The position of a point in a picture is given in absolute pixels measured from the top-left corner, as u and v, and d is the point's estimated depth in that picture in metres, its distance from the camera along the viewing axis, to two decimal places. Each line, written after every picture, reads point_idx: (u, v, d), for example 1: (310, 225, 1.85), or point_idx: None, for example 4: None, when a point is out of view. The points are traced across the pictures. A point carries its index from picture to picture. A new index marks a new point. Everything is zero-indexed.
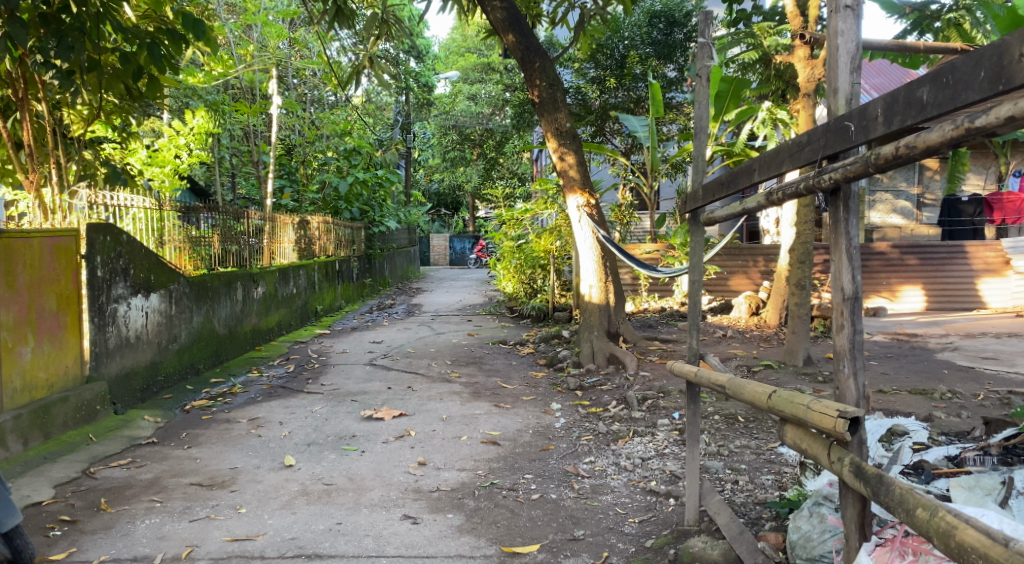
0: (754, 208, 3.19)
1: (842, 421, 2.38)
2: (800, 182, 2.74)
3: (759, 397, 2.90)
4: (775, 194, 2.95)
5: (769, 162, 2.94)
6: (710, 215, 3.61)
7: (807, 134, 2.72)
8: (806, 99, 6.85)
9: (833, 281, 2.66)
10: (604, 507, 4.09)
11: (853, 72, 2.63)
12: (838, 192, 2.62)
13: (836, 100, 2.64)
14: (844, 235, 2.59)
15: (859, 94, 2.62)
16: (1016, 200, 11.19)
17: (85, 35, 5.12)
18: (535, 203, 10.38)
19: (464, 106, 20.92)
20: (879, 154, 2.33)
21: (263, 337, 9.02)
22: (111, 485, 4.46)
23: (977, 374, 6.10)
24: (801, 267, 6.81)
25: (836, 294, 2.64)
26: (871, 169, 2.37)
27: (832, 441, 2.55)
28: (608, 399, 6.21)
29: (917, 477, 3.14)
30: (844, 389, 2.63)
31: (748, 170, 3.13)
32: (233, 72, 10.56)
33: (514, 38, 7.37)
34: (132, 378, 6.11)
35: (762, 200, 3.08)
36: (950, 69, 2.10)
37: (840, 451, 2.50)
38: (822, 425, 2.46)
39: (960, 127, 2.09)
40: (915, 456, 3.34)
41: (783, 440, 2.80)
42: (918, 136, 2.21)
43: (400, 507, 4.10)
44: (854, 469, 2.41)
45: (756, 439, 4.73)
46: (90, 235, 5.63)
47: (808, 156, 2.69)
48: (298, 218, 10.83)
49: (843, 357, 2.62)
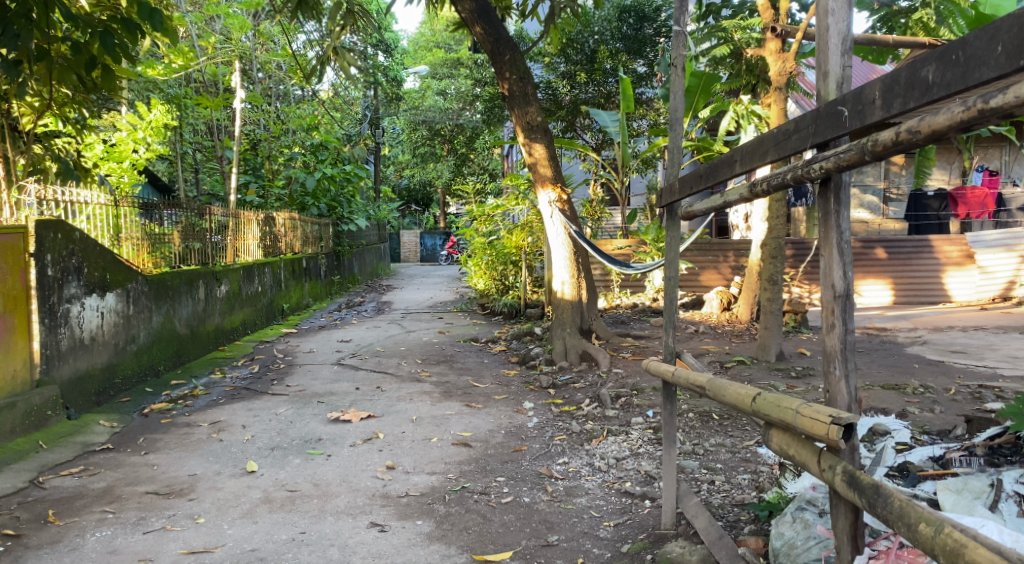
0: (734, 201, 3.09)
1: (836, 428, 2.28)
2: (787, 172, 2.64)
3: (742, 400, 2.79)
4: (759, 185, 2.84)
5: (752, 153, 2.83)
6: (688, 209, 3.50)
7: (793, 121, 2.62)
8: (777, 93, 6.77)
9: (822, 278, 2.56)
10: (578, 510, 3.97)
11: (844, 55, 2.52)
12: (828, 183, 2.53)
13: (827, 84, 2.54)
14: (836, 228, 2.50)
15: (850, 77, 2.52)
16: (979, 195, 11.22)
17: (32, 23, 4.89)
18: (506, 199, 10.24)
19: (434, 102, 20.75)
20: (878, 140, 2.22)
21: (227, 337, 8.77)
22: (60, 496, 4.25)
23: (948, 368, 6.08)
24: (774, 262, 6.74)
25: (826, 291, 2.54)
26: (868, 156, 2.26)
27: (821, 448, 2.45)
28: (581, 398, 6.10)
29: (901, 481, 3.09)
30: (835, 393, 2.54)
31: (730, 161, 3.01)
32: (194, 64, 10.26)
33: (482, 30, 7.19)
34: (87, 382, 5.87)
35: (744, 191, 2.97)
36: (959, 47, 2.01)
37: (832, 459, 2.40)
38: (814, 431, 2.36)
39: (972, 109, 1.99)
40: (899, 457, 3.29)
41: (769, 445, 2.71)
42: (921, 120, 2.11)
43: (368, 514, 3.94)
44: (847, 478, 2.31)
45: (731, 438, 4.64)
46: (38, 232, 5.39)
47: (795, 144, 2.58)
48: (263, 214, 10.55)
49: (834, 359, 2.53)
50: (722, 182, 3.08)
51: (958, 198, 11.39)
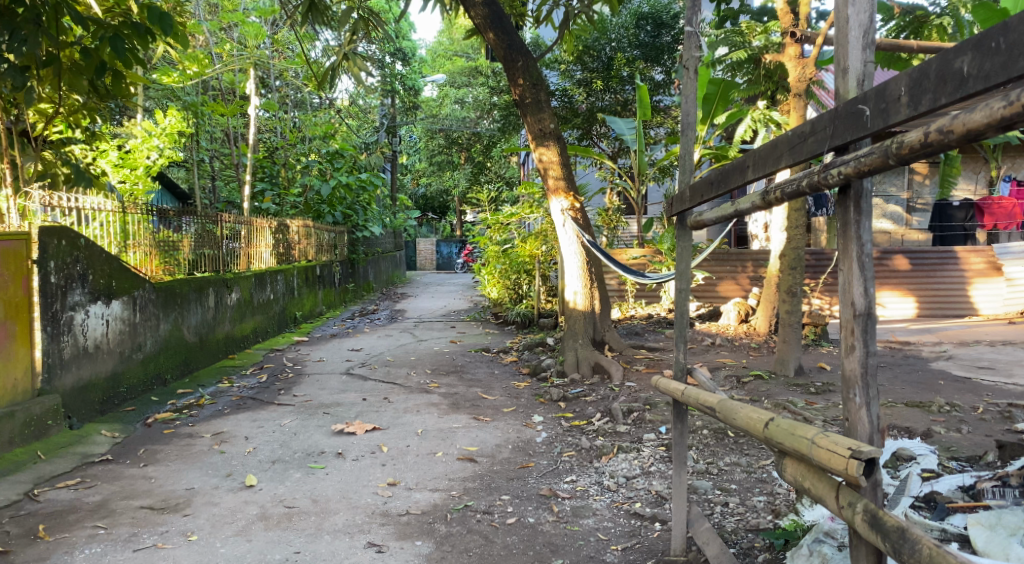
0: (746, 210, 2.92)
1: (856, 463, 2.12)
2: (803, 178, 2.47)
3: (754, 425, 2.62)
4: (772, 193, 2.68)
5: (766, 157, 2.67)
6: (698, 218, 3.34)
7: (809, 123, 2.45)
8: (797, 100, 6.56)
9: (841, 296, 2.40)
10: (585, 532, 3.80)
11: (865, 49, 2.37)
12: (848, 190, 2.36)
13: (846, 81, 2.38)
14: (856, 241, 2.34)
15: (873, 73, 2.36)
16: (1007, 205, 10.87)
17: (41, 27, 4.79)
18: (520, 207, 10.06)
19: (452, 110, 20.70)
20: (903, 141, 2.06)
21: (237, 346, 8.66)
22: (53, 510, 4.16)
23: (975, 385, 5.84)
24: (792, 273, 6.53)
25: (845, 309, 2.38)
26: (892, 160, 2.10)
27: (840, 483, 2.29)
28: (592, 412, 5.93)
29: (928, 512, 2.95)
30: (855, 421, 2.36)
31: (741, 167, 2.86)
32: (209, 71, 10.16)
33: (495, 36, 7.06)
34: (91, 391, 5.78)
35: (757, 200, 2.82)
36: (999, 34, 1.87)
37: (852, 495, 2.24)
38: (832, 465, 2.20)
39: (1014, 104, 1.84)
40: (925, 486, 3.12)
41: (784, 475, 2.54)
42: (954, 118, 1.96)
43: (366, 533, 3.80)
44: (869, 519, 2.15)
45: (747, 456, 4.44)
46: (42, 238, 5.32)
47: (811, 147, 2.41)
48: (276, 222, 10.43)
49: (854, 385, 2.36)
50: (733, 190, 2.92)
51: (984, 207, 11.04)
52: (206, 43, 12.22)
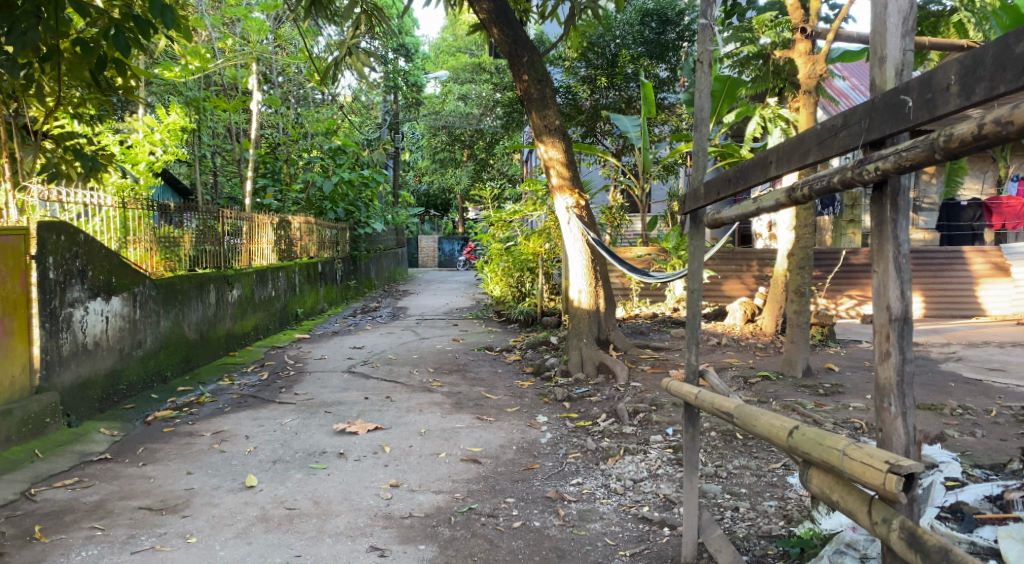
0: (768, 207, 2.84)
1: (896, 480, 2.09)
2: (833, 174, 2.43)
3: (777, 433, 2.58)
4: (799, 189, 2.62)
5: (789, 153, 2.61)
6: (715, 217, 3.26)
7: (840, 116, 2.41)
8: (807, 97, 6.45)
9: (875, 299, 2.37)
10: (592, 537, 3.72)
11: (905, 37, 2.36)
12: (883, 187, 2.34)
13: (884, 70, 2.38)
14: (892, 240, 2.32)
15: (911, 62, 2.36)
16: (1016, 205, 10.79)
17: (40, 20, 4.69)
18: (524, 204, 9.97)
19: (455, 107, 20.56)
20: (952, 134, 2.03)
21: (238, 342, 8.58)
22: (50, 510, 4.09)
23: (986, 387, 5.75)
24: (801, 273, 6.43)
25: (880, 313, 2.36)
26: (938, 154, 2.07)
27: (873, 497, 2.27)
28: (598, 412, 5.85)
29: (955, 524, 2.91)
30: (891, 432, 2.36)
31: (762, 163, 2.79)
32: (212, 66, 10.07)
33: (501, 32, 6.96)
34: (89, 389, 5.70)
35: (780, 197, 2.75)
36: None
37: (886, 511, 2.22)
38: (868, 481, 2.17)
39: None
40: (950, 496, 3.08)
41: (806, 484, 2.52)
42: (1009, 108, 1.94)
43: (368, 536, 3.73)
44: (906, 536, 2.14)
45: (756, 459, 4.35)
46: (40, 234, 5.23)
47: (843, 141, 2.37)
48: (278, 218, 10.35)
49: (889, 394, 2.35)
50: (753, 187, 2.85)
51: (993, 206, 10.97)
52: (209, 38, 12.11)
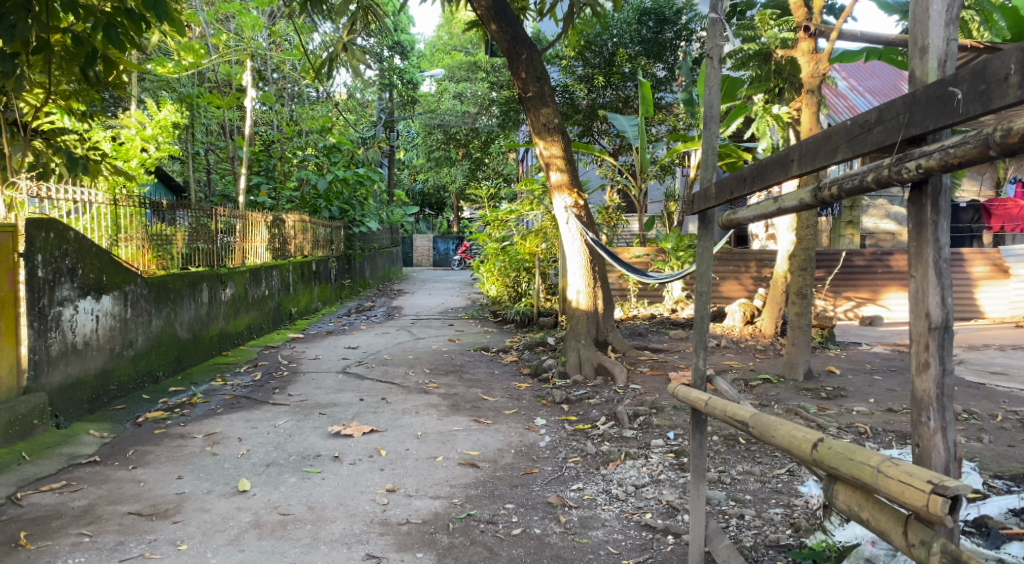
0: (791, 207, 2.78)
1: (940, 501, 2.08)
2: (869, 172, 2.41)
3: (801, 446, 2.54)
4: (826, 188, 2.57)
5: (816, 150, 2.56)
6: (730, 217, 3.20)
7: (876, 111, 2.38)
8: (810, 96, 6.37)
9: (915, 307, 2.43)
10: (595, 545, 3.64)
11: (948, 26, 2.36)
12: (927, 186, 2.34)
13: (926, 61, 2.37)
14: (933, 244, 2.36)
15: (954, 53, 2.36)
16: (1014, 207, 10.76)
17: (30, 13, 4.55)
18: (520, 204, 9.88)
19: (450, 105, 20.43)
20: (1009, 130, 2.02)
21: (231, 342, 8.47)
22: (36, 515, 3.98)
23: (990, 391, 5.69)
24: (802, 274, 6.35)
25: (919, 322, 2.42)
26: (994, 150, 2.06)
27: (908, 517, 2.27)
28: (597, 415, 5.76)
29: (982, 539, 3.01)
30: (929, 448, 2.41)
31: (784, 160, 2.73)
32: (205, 62, 9.91)
33: (499, 28, 6.85)
34: (78, 389, 5.58)
35: (803, 196, 2.69)
36: None
37: (923, 532, 2.23)
38: (909, 500, 2.15)
39: None
40: (973, 510, 3.21)
41: (834, 500, 2.50)
42: None
43: (364, 543, 3.64)
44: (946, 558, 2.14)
45: (760, 465, 4.27)
46: (29, 231, 5.12)
47: (880, 138, 2.34)
48: (271, 216, 10.21)
49: (929, 408, 2.41)
50: (773, 186, 2.80)
51: (991, 209, 10.94)
52: (202, 34, 11.94)
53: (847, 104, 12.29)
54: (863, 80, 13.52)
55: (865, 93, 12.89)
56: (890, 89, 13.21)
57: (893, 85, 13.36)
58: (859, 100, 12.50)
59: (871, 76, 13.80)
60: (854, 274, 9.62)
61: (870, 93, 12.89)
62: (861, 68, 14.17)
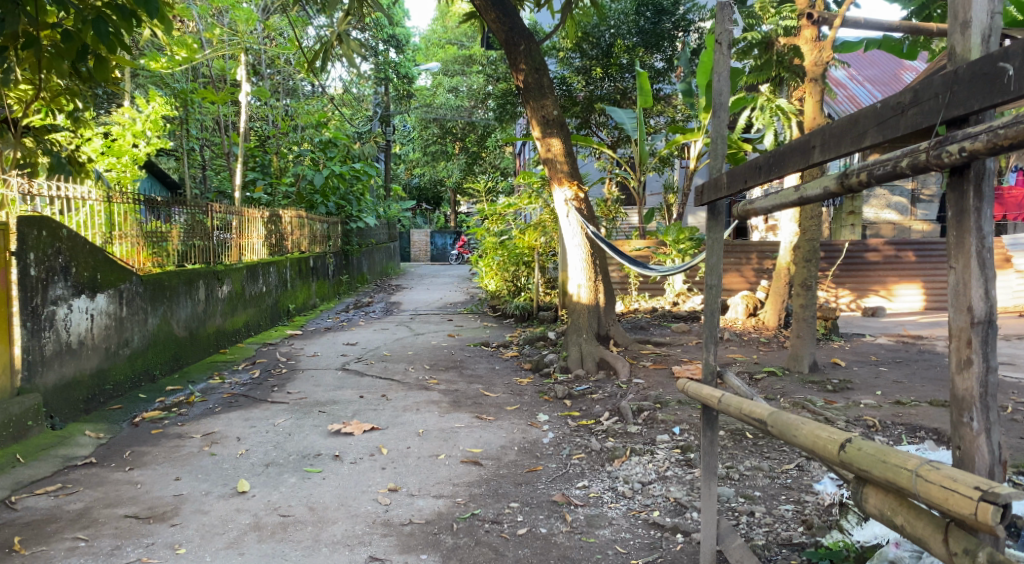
0: (814, 195, 2.68)
1: (991, 509, 2.01)
2: (902, 156, 2.33)
3: (830, 447, 2.46)
4: (853, 174, 2.48)
5: (841, 135, 2.48)
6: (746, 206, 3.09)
7: (909, 90, 2.30)
8: (813, 85, 6.29)
9: (955, 300, 2.35)
10: (602, 545, 3.56)
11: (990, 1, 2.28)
12: (967, 170, 2.26)
13: (967, 36, 2.28)
14: (975, 232, 2.28)
15: (997, 28, 2.27)
16: (1018, 196, 10.67)
17: (18, 6, 4.42)
18: (519, 198, 9.80)
19: (445, 99, 20.30)
20: None
21: (229, 340, 8.37)
22: (31, 519, 3.89)
23: (998, 382, 5.62)
24: (807, 266, 6.24)
25: (961, 316, 2.34)
26: None
27: (949, 522, 2.21)
28: (600, 410, 5.68)
29: (1012, 541, 2.97)
30: (970, 450, 2.35)
31: (804, 147, 2.65)
32: (199, 57, 9.74)
33: (496, 18, 6.74)
34: (74, 390, 5.49)
35: (828, 183, 2.61)
36: None
37: (965, 539, 2.17)
38: (956, 508, 2.08)
39: None
40: None
41: (864, 503, 2.43)
42: None
43: (366, 545, 3.56)
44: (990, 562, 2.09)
45: (768, 460, 4.18)
46: (21, 229, 5.01)
47: (914, 120, 2.27)
48: (267, 212, 10.10)
49: (970, 408, 2.34)
50: (791, 174, 2.71)
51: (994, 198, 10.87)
52: (195, 29, 11.78)
53: (846, 93, 12.23)
54: (862, 69, 13.47)
55: (865, 82, 12.83)
56: (889, 78, 13.16)
57: (893, 74, 13.29)
58: (858, 89, 12.45)
59: (871, 65, 13.76)
60: (858, 266, 9.54)
61: (869, 83, 12.84)
62: (860, 58, 14.11)
